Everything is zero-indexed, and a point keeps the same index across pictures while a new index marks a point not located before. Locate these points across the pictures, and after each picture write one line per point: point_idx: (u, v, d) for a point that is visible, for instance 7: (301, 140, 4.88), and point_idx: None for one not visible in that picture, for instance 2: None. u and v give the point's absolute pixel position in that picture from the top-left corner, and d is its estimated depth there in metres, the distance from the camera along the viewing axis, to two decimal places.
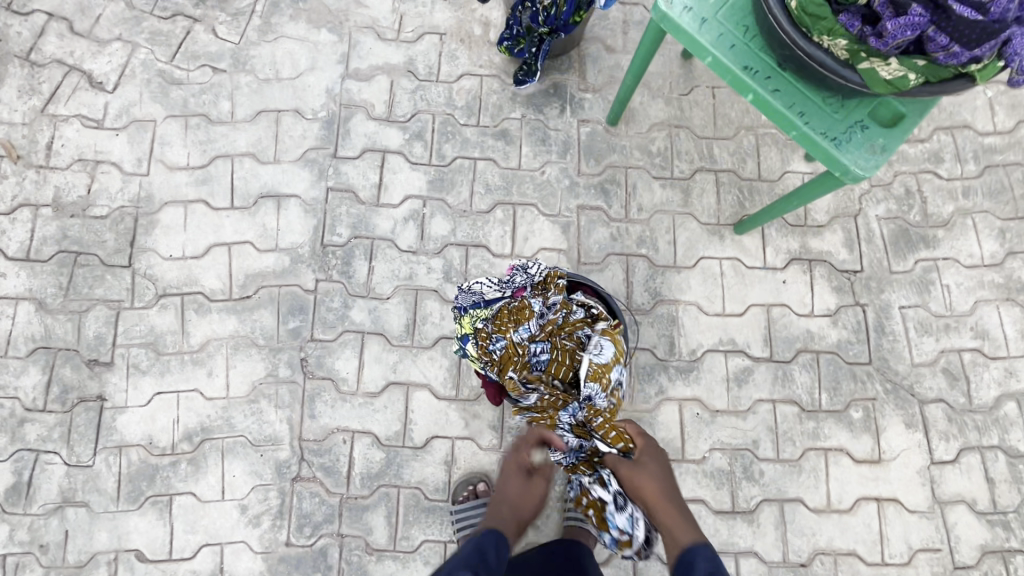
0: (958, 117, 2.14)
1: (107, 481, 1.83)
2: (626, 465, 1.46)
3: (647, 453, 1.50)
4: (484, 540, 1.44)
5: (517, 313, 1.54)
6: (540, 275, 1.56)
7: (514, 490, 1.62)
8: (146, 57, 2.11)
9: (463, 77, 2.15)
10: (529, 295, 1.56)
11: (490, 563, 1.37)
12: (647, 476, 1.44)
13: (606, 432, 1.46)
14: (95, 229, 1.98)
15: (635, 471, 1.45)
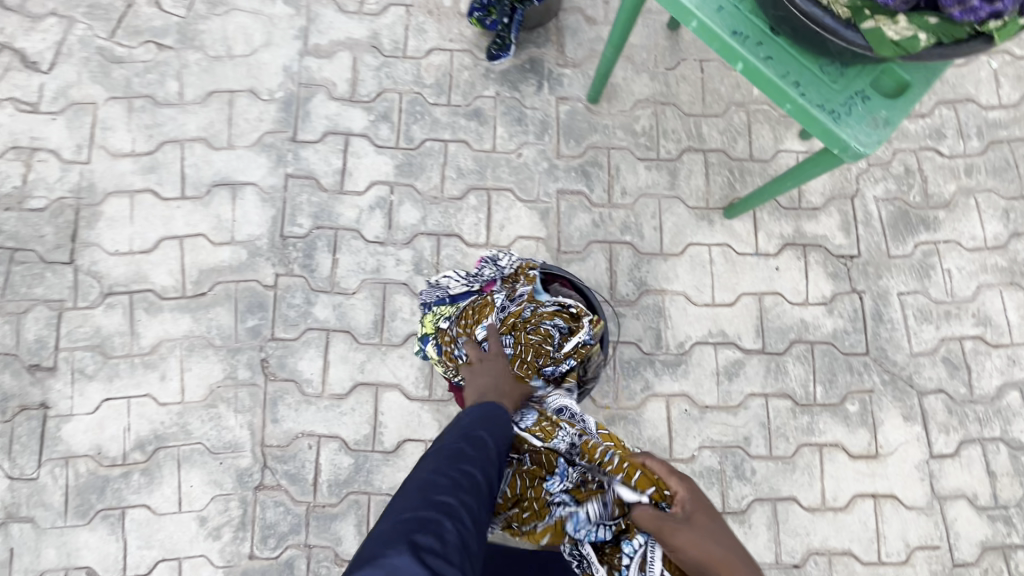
0: (961, 90, 2.01)
1: (54, 495, 1.70)
2: (672, 525, 0.97)
3: (703, 515, 1.00)
4: (491, 410, 1.23)
5: (481, 310, 1.47)
6: (508, 270, 1.50)
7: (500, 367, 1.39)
8: (84, 34, 1.93)
9: (432, 52, 1.99)
10: (496, 288, 1.48)
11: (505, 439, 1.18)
12: (703, 543, 0.94)
13: (616, 470, 1.15)
14: (32, 223, 1.82)
15: (686, 535, 0.95)
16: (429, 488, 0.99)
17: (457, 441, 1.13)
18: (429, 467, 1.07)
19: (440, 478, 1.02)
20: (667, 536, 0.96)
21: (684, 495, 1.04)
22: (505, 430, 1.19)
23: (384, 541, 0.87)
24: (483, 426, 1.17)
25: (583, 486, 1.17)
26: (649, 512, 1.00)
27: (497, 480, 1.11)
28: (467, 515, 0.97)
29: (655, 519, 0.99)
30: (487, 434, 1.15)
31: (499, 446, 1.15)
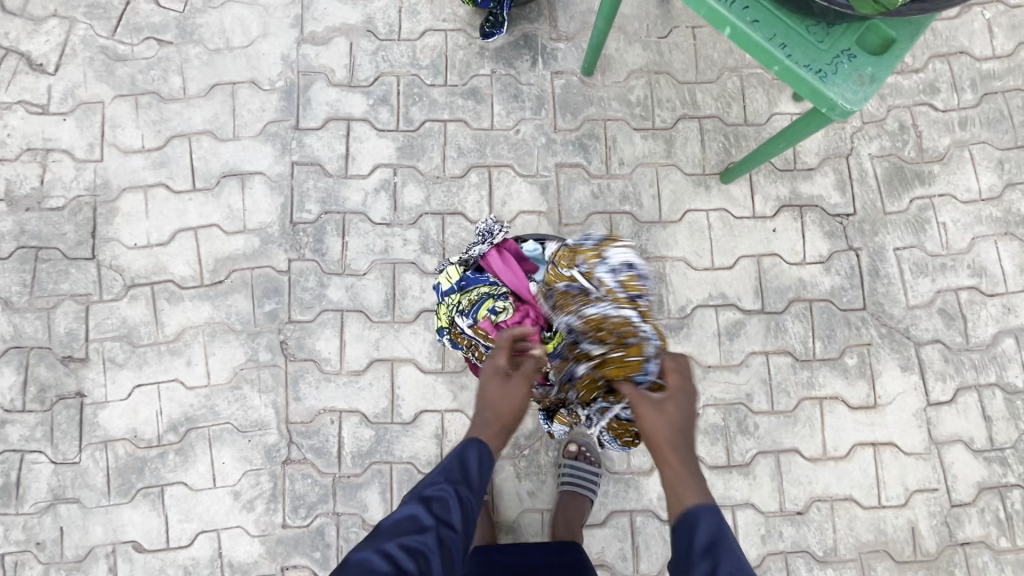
0: (955, 43, 2.02)
1: (96, 476, 1.82)
2: (645, 406, 1.15)
3: (677, 398, 1.16)
4: (463, 452, 1.22)
5: (595, 325, 1.25)
6: (585, 270, 1.28)
7: (492, 390, 1.26)
8: (86, 33, 1.97)
9: (426, 34, 2.01)
10: (603, 295, 1.26)
11: (468, 494, 1.18)
12: (659, 423, 1.13)
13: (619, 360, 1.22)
14: (53, 222, 1.89)
15: (649, 411, 1.14)
16: (364, 569, 1.02)
17: (413, 504, 1.14)
18: (376, 539, 1.09)
19: (379, 559, 1.04)
20: (633, 408, 1.16)
21: (673, 380, 1.18)
22: (465, 488, 1.17)
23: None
24: (440, 483, 1.17)
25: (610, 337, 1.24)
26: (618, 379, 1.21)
27: (453, 551, 1.11)
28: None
29: (636, 398, 1.16)
30: (442, 500, 1.14)
31: (456, 505, 1.15)
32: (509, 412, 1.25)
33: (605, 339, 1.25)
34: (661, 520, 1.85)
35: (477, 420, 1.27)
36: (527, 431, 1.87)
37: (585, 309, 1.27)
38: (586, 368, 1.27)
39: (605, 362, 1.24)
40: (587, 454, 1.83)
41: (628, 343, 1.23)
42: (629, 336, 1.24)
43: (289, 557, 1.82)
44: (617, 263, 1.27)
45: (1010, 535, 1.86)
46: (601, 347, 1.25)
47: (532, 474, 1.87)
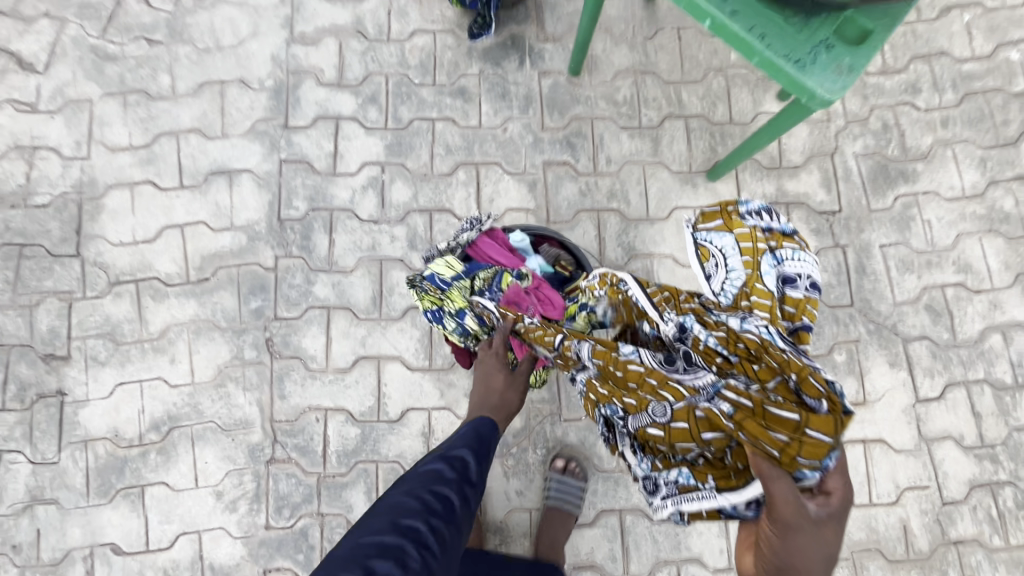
0: (935, 44, 2.06)
1: (75, 477, 1.78)
2: (797, 523, 0.85)
3: (836, 525, 0.88)
4: (479, 425, 1.38)
5: (747, 349, 1.01)
6: (739, 258, 1.15)
7: (499, 381, 1.44)
8: (76, 33, 1.99)
9: (415, 34, 2.04)
10: (746, 291, 1.11)
11: (487, 453, 1.35)
12: (811, 548, 0.84)
13: (766, 416, 0.93)
14: (39, 219, 1.88)
15: (799, 532, 0.85)
16: (397, 509, 1.13)
17: (436, 461, 1.27)
18: (405, 486, 1.20)
19: (412, 500, 1.15)
20: (780, 515, 0.86)
21: (835, 494, 0.90)
22: (482, 451, 1.33)
23: (342, 561, 1.03)
24: (461, 445, 1.32)
25: (759, 373, 0.99)
26: (766, 461, 0.90)
27: (470, 502, 1.24)
28: (432, 539, 1.10)
29: (793, 509, 0.86)
30: (465, 460, 1.28)
31: (476, 466, 1.30)
32: (512, 405, 1.47)
33: (759, 379, 0.99)
34: (651, 519, 1.82)
35: (480, 401, 1.45)
36: (515, 429, 1.85)
37: (727, 318, 1.05)
38: (723, 415, 0.95)
39: (750, 414, 0.94)
40: (576, 468, 1.80)
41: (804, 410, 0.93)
42: (806, 399, 0.94)
43: (272, 560, 1.78)
44: (788, 271, 1.15)
45: (1003, 534, 1.85)
46: (750, 390, 0.97)
47: (521, 473, 1.84)
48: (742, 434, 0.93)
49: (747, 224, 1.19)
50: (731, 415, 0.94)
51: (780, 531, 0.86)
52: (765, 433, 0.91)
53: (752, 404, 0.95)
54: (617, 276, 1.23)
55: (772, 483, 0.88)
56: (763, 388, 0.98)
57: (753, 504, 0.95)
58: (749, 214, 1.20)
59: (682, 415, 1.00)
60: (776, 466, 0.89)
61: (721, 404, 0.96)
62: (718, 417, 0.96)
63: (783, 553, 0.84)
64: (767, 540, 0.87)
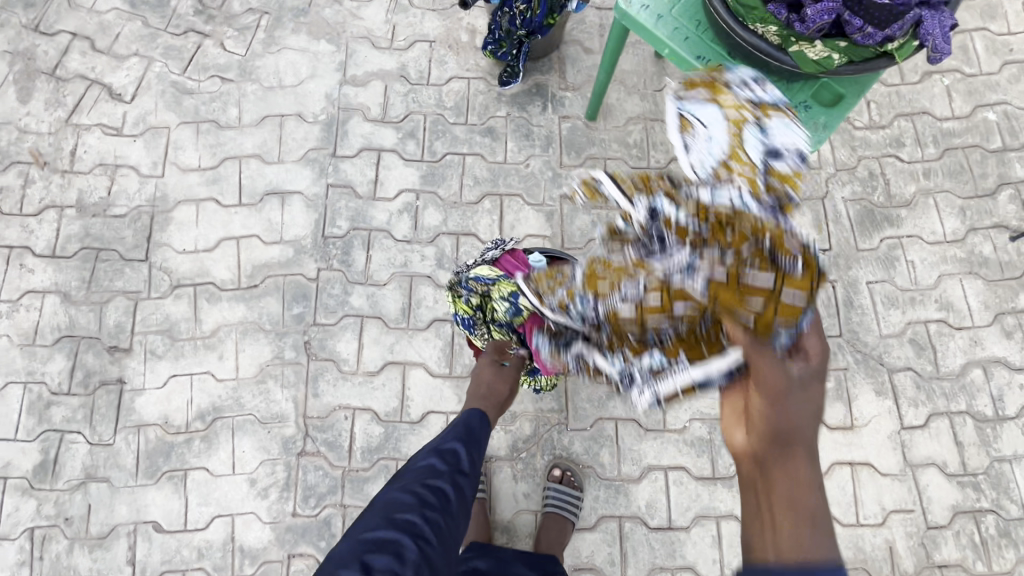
0: (918, 104, 2.28)
1: (127, 458, 1.98)
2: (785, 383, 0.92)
3: (818, 384, 0.94)
4: (470, 419, 1.59)
5: (720, 218, 1.01)
6: (725, 130, 1.11)
7: (487, 376, 1.77)
8: (161, 70, 2.30)
9: (452, 80, 2.32)
10: (725, 164, 1.08)
11: (477, 442, 1.54)
12: (801, 410, 0.90)
13: (740, 283, 0.96)
14: (115, 227, 2.15)
15: (788, 394, 0.92)
16: (393, 505, 1.30)
17: (430, 457, 1.44)
18: (400, 484, 1.37)
19: (407, 497, 1.32)
20: (770, 380, 0.93)
21: (813, 357, 0.96)
22: (470, 444, 1.51)
23: (343, 559, 1.19)
24: (452, 440, 1.50)
25: (731, 240, 0.99)
26: (746, 335, 0.97)
27: (464, 492, 1.42)
28: (426, 530, 1.27)
29: (781, 379, 0.93)
30: (457, 453, 1.47)
31: (468, 458, 1.47)
32: (502, 395, 1.79)
33: (734, 246, 0.99)
34: (648, 527, 1.95)
35: (475, 396, 1.79)
36: (525, 435, 2.01)
37: (696, 193, 1.06)
38: (696, 291, 0.98)
39: (726, 287, 0.97)
40: (572, 478, 1.94)
41: (784, 272, 0.96)
42: (782, 260, 0.97)
43: (296, 545, 1.94)
44: (775, 144, 1.10)
45: (986, 560, 1.94)
46: (726, 260, 0.98)
47: (529, 476, 1.99)
48: (719, 306, 0.98)
49: (734, 97, 1.16)
50: (709, 288, 0.98)
51: (773, 399, 0.92)
52: (741, 303, 0.96)
53: (728, 274, 0.97)
54: (592, 177, 1.19)
55: (758, 356, 0.95)
56: (740, 252, 0.98)
57: (726, 371, 1.02)
58: (737, 89, 1.18)
59: (655, 292, 1.01)
60: (761, 340, 0.96)
61: (697, 279, 0.98)
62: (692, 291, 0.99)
63: (775, 420, 0.90)
64: (758, 409, 0.93)
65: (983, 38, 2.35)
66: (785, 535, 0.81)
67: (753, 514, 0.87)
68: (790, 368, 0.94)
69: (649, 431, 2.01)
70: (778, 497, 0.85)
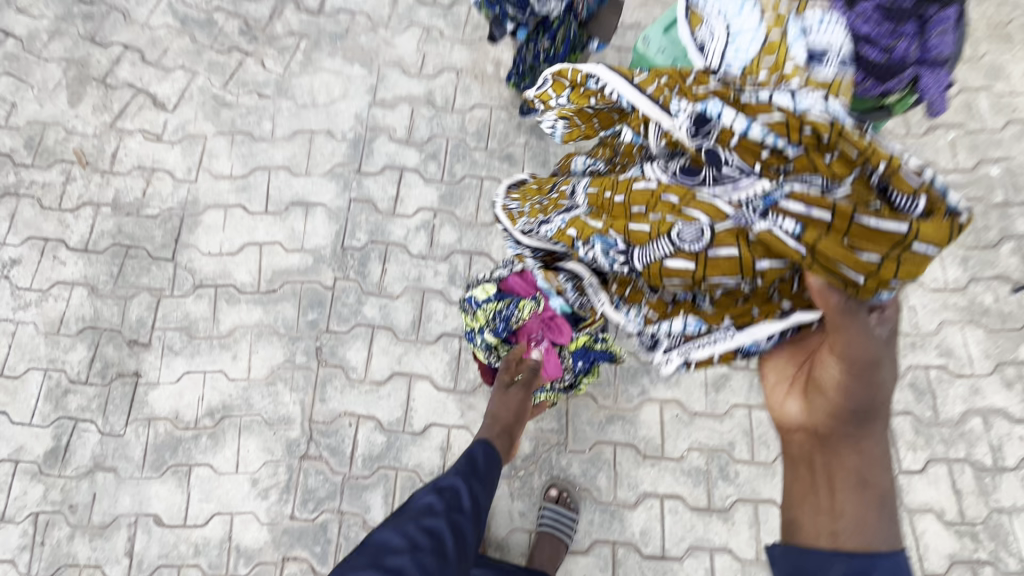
0: (922, 156, 2.36)
1: (135, 449, 2.03)
2: (876, 351, 0.84)
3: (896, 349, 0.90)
4: (475, 452, 1.69)
5: (813, 134, 0.78)
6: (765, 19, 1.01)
7: (496, 400, 1.83)
8: (203, 83, 2.45)
9: (475, 108, 2.44)
10: (769, 49, 0.97)
11: (479, 481, 1.61)
12: (884, 384, 0.85)
13: (844, 227, 0.79)
14: (146, 227, 2.25)
15: (877, 364, 0.85)
16: (386, 549, 1.35)
17: (430, 496, 1.50)
18: (396, 525, 1.43)
19: (400, 539, 1.38)
20: (862, 347, 0.84)
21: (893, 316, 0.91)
22: (473, 483, 1.58)
23: None
24: (453, 479, 1.57)
25: (826, 169, 0.79)
26: (841, 298, 0.85)
27: (462, 535, 1.46)
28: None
29: (869, 350, 0.84)
30: (456, 493, 1.53)
31: (470, 499, 1.54)
32: (508, 418, 1.82)
33: (838, 177, 0.79)
34: (642, 554, 1.95)
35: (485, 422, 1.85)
36: (524, 453, 2.04)
37: (773, 95, 0.82)
38: (787, 239, 0.84)
39: (823, 232, 0.80)
40: (567, 499, 1.97)
41: (906, 216, 0.76)
42: (900, 197, 0.76)
43: (292, 548, 1.96)
44: (818, 41, 0.99)
45: None
46: (833, 197, 0.79)
47: (525, 495, 2.01)
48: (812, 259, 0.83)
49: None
50: (802, 238, 0.82)
51: (861, 372, 0.84)
52: (849, 257, 0.79)
53: (834, 217, 0.79)
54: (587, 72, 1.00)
55: (853, 321, 0.85)
56: (842, 190, 0.78)
57: (774, 336, 0.98)
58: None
59: (723, 241, 0.90)
60: (856, 301, 0.84)
61: (786, 221, 0.83)
62: (779, 239, 0.85)
63: (856, 393, 0.85)
64: (836, 381, 0.87)
65: (987, 97, 2.44)
66: (849, 517, 0.83)
67: (805, 489, 0.88)
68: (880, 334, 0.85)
69: (647, 457, 2.03)
70: (845, 480, 0.85)
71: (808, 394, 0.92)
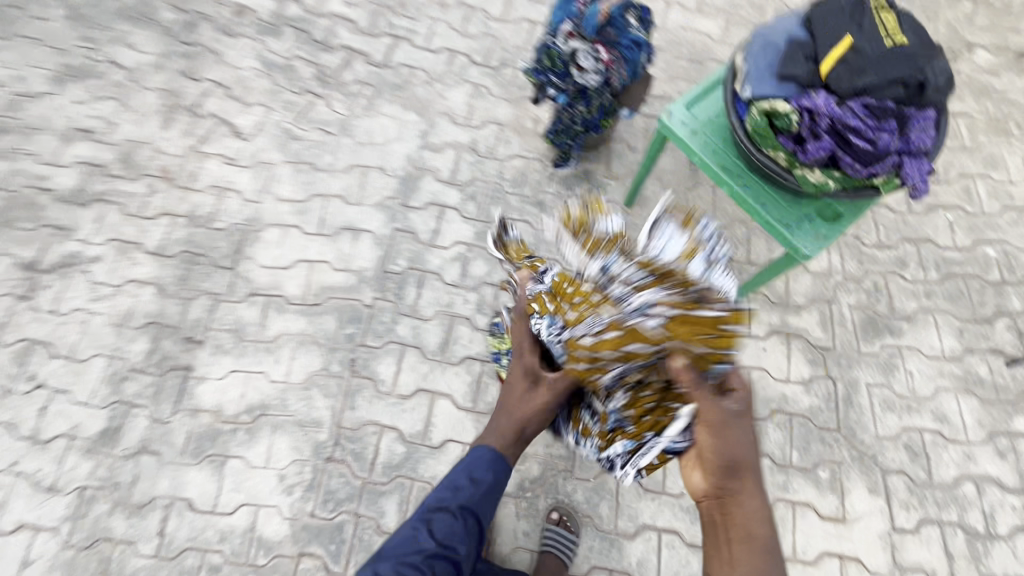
0: (922, 232, 2.55)
1: (178, 436, 2.22)
2: (725, 418, 1.06)
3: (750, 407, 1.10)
4: (473, 461, 1.42)
5: (660, 271, 1.03)
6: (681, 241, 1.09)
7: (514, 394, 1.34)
8: (277, 118, 2.79)
9: (513, 157, 2.72)
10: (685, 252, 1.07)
11: (477, 514, 1.42)
12: (739, 442, 1.06)
13: (683, 324, 0.99)
14: (213, 238, 2.53)
15: (730, 426, 1.06)
16: None
17: (418, 529, 1.40)
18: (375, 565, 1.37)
19: None
20: (716, 421, 1.05)
21: (740, 384, 1.10)
22: (469, 518, 1.41)
23: None
24: (447, 508, 1.40)
25: (670, 280, 1.01)
26: (689, 375, 1.04)
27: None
28: None
29: (716, 417, 1.05)
30: (426, 530, 1.39)
31: (465, 542, 1.40)
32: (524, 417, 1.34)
33: (680, 289, 1.00)
34: None
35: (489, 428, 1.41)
36: (533, 475, 2.16)
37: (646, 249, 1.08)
38: (653, 328, 1.00)
39: (679, 321, 0.99)
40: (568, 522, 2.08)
41: (719, 314, 1.00)
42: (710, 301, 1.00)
43: (308, 544, 2.10)
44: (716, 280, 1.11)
45: None
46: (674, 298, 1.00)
47: (530, 517, 2.13)
48: (674, 340, 1.01)
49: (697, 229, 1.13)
50: (665, 326, 0.99)
51: (717, 435, 1.05)
52: (689, 336, 1.00)
53: (673, 318, 0.99)
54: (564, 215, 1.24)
55: (701, 399, 1.05)
56: (694, 291, 1.00)
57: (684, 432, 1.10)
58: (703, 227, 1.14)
59: (614, 327, 1.04)
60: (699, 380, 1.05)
61: (652, 319, 0.99)
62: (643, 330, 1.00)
63: (718, 452, 1.05)
64: (707, 448, 1.06)
65: (985, 184, 2.65)
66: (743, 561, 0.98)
67: (712, 547, 1.04)
68: (727, 403, 1.07)
69: (649, 491, 2.14)
70: (735, 526, 1.01)
71: (695, 465, 1.09)
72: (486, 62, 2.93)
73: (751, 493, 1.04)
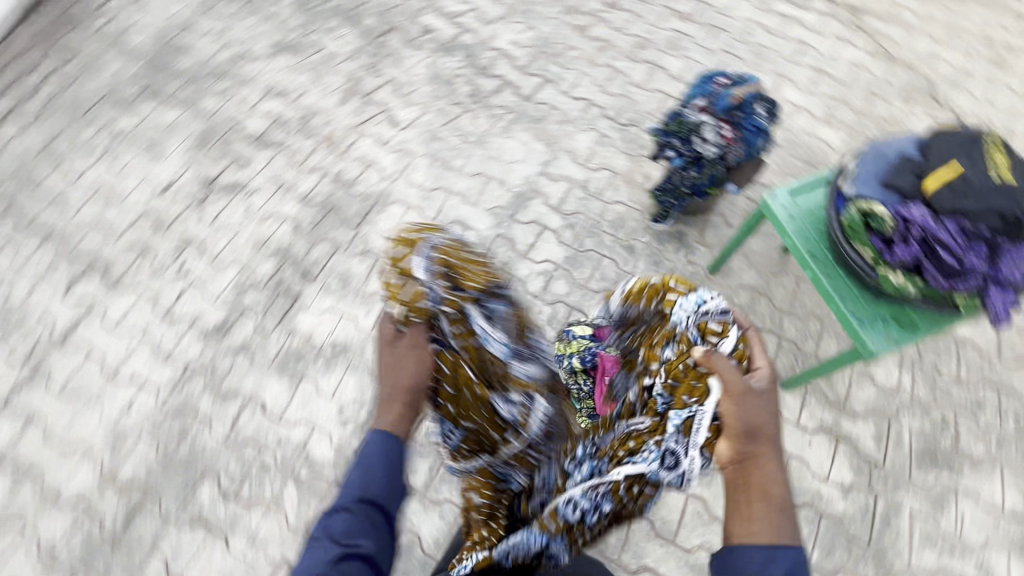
0: (1007, 382, 2.49)
1: (272, 348, 2.59)
2: (745, 391, 1.35)
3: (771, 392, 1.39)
4: (366, 449, 1.39)
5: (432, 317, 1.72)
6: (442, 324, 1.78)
7: (387, 365, 1.61)
8: (429, 119, 3.26)
9: (617, 203, 3.00)
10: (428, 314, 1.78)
11: (375, 495, 1.31)
12: (758, 411, 1.33)
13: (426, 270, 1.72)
14: (349, 200, 2.99)
15: (750, 398, 1.34)
16: None
17: (323, 538, 1.23)
18: None
19: None
20: (739, 390, 1.35)
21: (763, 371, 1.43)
22: (375, 509, 1.29)
23: None
24: (349, 502, 1.28)
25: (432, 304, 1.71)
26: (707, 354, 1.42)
27: None
28: None
29: (738, 387, 1.35)
30: (327, 538, 1.23)
31: (373, 537, 1.25)
32: (407, 370, 1.59)
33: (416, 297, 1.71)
34: None
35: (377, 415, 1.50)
36: None
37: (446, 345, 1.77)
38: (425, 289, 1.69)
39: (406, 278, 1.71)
40: None
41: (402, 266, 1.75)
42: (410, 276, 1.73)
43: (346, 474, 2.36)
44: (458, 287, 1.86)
45: None
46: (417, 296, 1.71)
47: None
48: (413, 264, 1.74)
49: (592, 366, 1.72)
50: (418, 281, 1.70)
51: (738, 402, 1.34)
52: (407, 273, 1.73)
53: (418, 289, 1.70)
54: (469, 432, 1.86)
55: (723, 371, 1.38)
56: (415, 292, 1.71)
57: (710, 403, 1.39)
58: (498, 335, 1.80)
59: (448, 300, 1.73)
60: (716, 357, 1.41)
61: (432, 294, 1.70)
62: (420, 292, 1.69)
63: (740, 417, 1.32)
64: (729, 412, 1.34)
65: None
66: (754, 510, 1.20)
67: (730, 500, 1.26)
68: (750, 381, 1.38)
69: (660, 536, 2.20)
70: (750, 483, 1.25)
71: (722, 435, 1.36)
72: (617, 117, 3.27)
73: (766, 457, 1.28)
